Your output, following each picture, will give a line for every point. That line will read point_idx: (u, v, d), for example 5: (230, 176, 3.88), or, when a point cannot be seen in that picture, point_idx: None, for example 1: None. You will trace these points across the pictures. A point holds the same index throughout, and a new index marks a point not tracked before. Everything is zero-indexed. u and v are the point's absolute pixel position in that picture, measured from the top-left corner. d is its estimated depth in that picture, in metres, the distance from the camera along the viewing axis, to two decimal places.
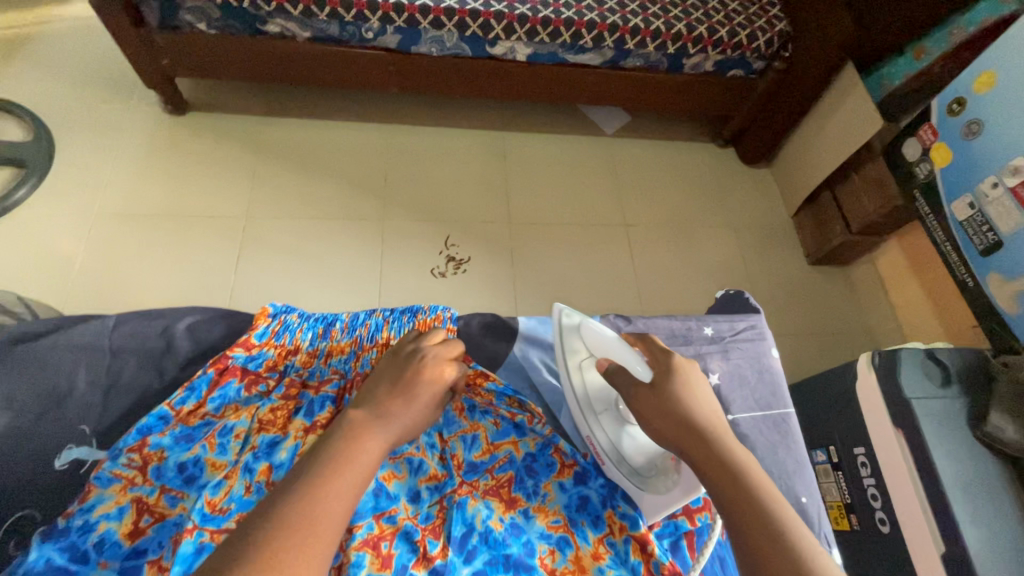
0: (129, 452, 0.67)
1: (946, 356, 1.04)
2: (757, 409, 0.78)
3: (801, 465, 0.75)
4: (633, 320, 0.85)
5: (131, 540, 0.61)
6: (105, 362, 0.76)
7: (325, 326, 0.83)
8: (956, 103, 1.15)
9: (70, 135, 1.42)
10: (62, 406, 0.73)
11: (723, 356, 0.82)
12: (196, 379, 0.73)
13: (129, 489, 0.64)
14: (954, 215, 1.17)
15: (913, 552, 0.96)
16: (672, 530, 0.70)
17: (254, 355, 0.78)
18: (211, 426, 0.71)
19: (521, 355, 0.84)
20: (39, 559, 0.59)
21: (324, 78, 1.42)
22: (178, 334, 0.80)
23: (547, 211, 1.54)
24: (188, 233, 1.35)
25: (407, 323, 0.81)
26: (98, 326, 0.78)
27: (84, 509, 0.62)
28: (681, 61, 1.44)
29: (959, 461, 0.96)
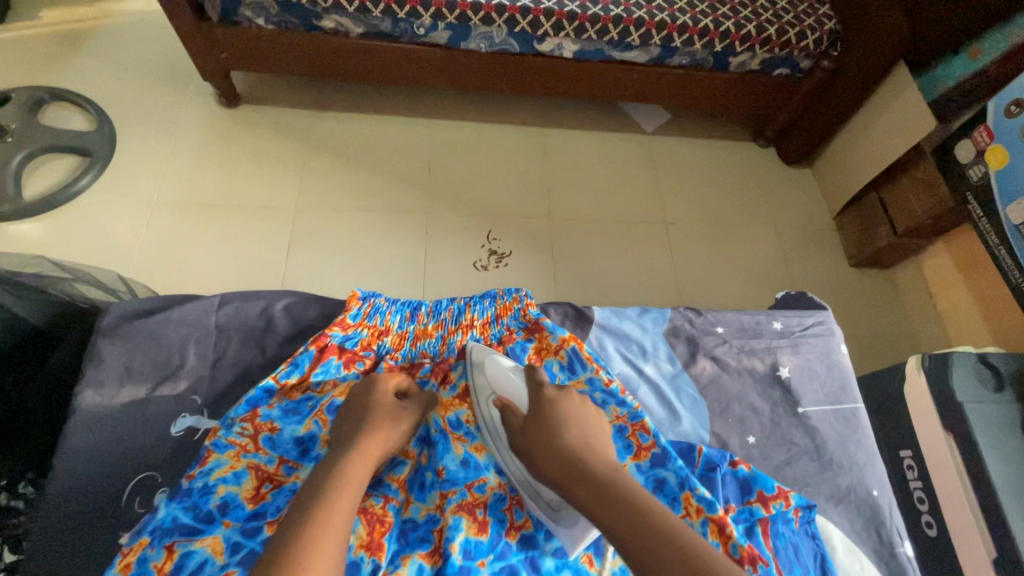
0: (241, 422, 0.70)
1: (999, 360, 1.03)
2: (827, 404, 0.79)
3: (871, 459, 0.76)
4: (704, 312, 0.85)
5: (252, 503, 0.65)
6: (211, 338, 0.80)
7: (411, 309, 0.85)
8: (1014, 104, 1.13)
9: (130, 126, 1.48)
10: (174, 377, 0.77)
11: (793, 350, 0.82)
12: (299, 355, 0.77)
13: (243, 456, 0.68)
14: (1009, 219, 1.16)
15: (962, 556, 0.96)
16: (747, 516, 0.68)
17: (350, 334, 0.80)
18: (315, 401, 0.74)
19: (597, 342, 0.82)
20: (168, 516, 0.62)
21: (374, 74, 1.45)
22: (277, 314, 0.84)
23: (587, 207, 1.55)
24: (241, 222, 1.40)
25: (489, 308, 0.83)
26: (204, 304, 0.81)
27: (203, 472, 0.66)
28: (727, 59, 1.43)
29: (1013, 466, 0.95)
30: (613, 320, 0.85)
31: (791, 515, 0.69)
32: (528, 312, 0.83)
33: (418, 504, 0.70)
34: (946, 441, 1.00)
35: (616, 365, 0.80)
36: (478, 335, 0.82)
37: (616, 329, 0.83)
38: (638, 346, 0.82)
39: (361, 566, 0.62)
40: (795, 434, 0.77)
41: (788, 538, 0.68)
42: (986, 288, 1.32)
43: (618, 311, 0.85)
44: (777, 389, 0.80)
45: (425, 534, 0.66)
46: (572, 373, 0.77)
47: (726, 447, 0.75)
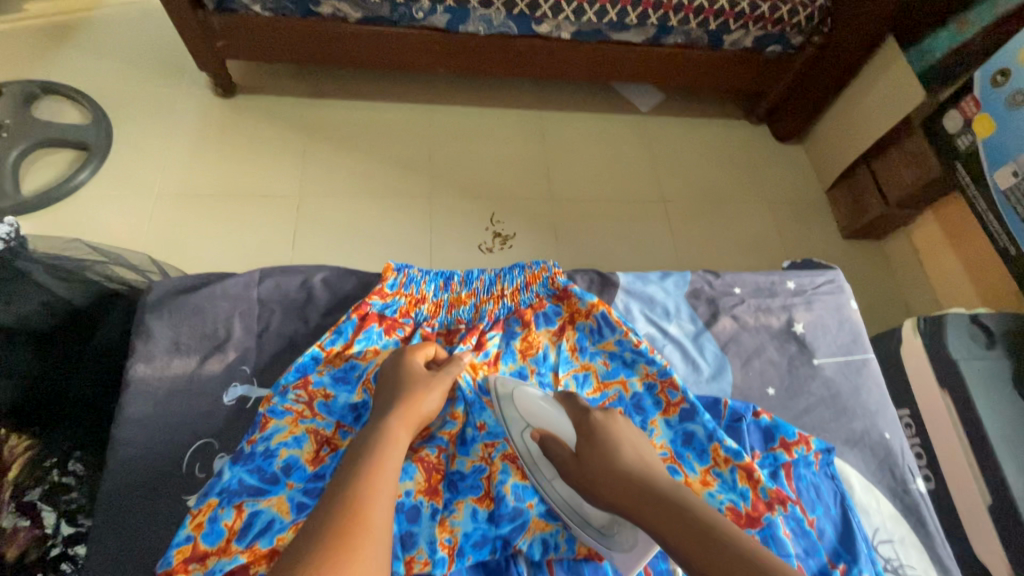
0: (295, 389, 0.72)
1: (990, 320, 1.08)
2: (841, 355, 0.83)
3: (882, 406, 0.80)
4: (722, 274, 0.88)
5: (313, 465, 0.67)
6: (254, 311, 0.81)
7: (444, 279, 0.84)
8: (1000, 74, 1.18)
9: (125, 118, 1.46)
10: (222, 349, 0.78)
11: (807, 307, 0.86)
12: (342, 324, 0.78)
13: (301, 422, 0.70)
14: (996, 185, 1.20)
15: (959, 505, 1.01)
16: (771, 461, 0.72)
17: (389, 303, 0.82)
18: (360, 369, 0.75)
19: (623, 306, 0.84)
20: (233, 478, 0.64)
21: (371, 61, 1.45)
22: (315, 287, 0.85)
23: (587, 188, 1.57)
24: (244, 213, 1.39)
25: (519, 276, 0.84)
26: (245, 278, 0.82)
27: (264, 437, 0.68)
28: (722, 37, 1.45)
29: (1006, 419, 1.00)
30: (638, 284, 0.87)
31: (812, 458, 0.73)
32: (556, 280, 0.84)
33: (463, 458, 0.73)
34: (943, 397, 1.05)
35: (640, 326, 0.83)
36: (510, 303, 0.83)
37: (642, 292, 0.85)
38: (663, 308, 0.85)
39: (421, 510, 0.66)
40: (811, 384, 0.81)
41: (809, 480, 0.72)
42: (974, 254, 1.37)
43: (642, 275, 0.87)
44: (793, 343, 0.83)
45: (473, 482, 0.70)
46: (601, 337, 0.80)
47: (747, 399, 0.79)
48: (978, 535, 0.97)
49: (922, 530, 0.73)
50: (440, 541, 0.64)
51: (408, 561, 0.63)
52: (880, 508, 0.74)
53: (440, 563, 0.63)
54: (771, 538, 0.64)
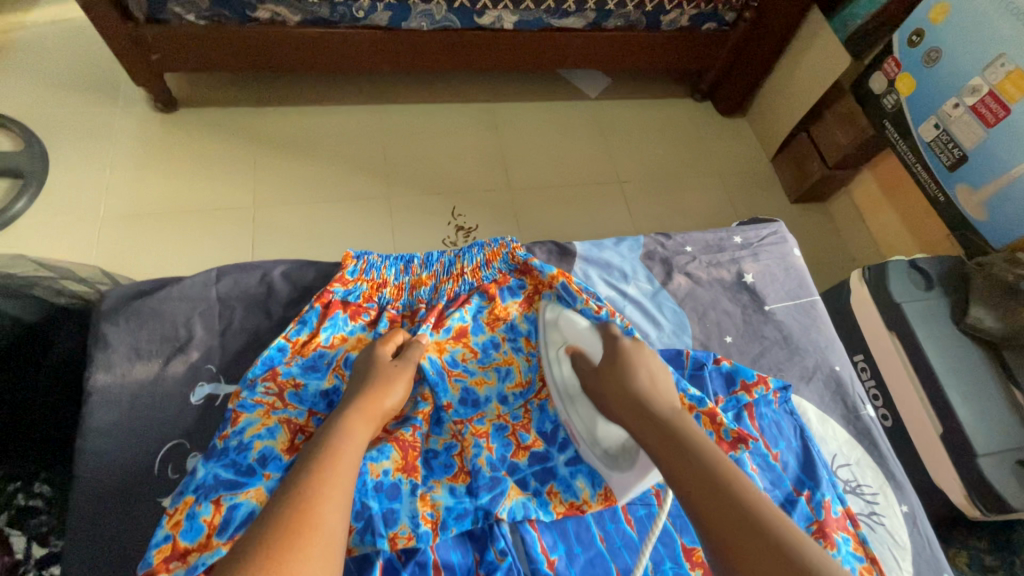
0: (264, 381, 0.71)
1: (927, 264, 1.16)
2: (789, 300, 0.87)
3: (830, 342, 0.85)
4: (672, 235, 0.92)
5: (289, 454, 0.66)
6: (215, 310, 0.80)
7: (405, 262, 0.85)
8: (915, 34, 1.25)
9: (60, 141, 1.40)
10: (184, 350, 0.77)
11: (754, 258, 0.90)
12: (306, 313, 0.78)
13: (273, 413, 0.69)
14: (921, 138, 1.29)
15: (916, 437, 1.08)
16: (735, 404, 0.75)
17: (351, 289, 0.82)
18: (328, 356, 0.76)
19: (582, 273, 0.87)
20: (208, 474, 0.64)
21: (315, 65, 1.44)
22: (276, 280, 0.84)
23: (544, 175, 1.60)
24: (199, 229, 1.36)
25: (478, 254, 0.85)
26: (203, 278, 0.81)
27: (237, 431, 0.67)
28: (659, 18, 1.50)
29: (948, 351, 1.08)
30: (594, 251, 0.90)
31: (771, 397, 0.77)
32: (515, 254, 0.86)
33: (437, 436, 0.75)
34: (891, 339, 1.12)
35: (601, 290, 0.85)
36: (471, 280, 0.85)
37: (598, 258, 0.88)
38: (620, 271, 0.87)
39: (400, 487, 0.67)
40: (765, 329, 0.85)
41: (770, 417, 0.76)
42: (908, 206, 1.46)
43: (598, 242, 0.90)
44: (745, 293, 0.87)
45: (447, 460, 0.72)
46: (563, 305, 0.81)
47: (706, 347, 0.83)
48: (933, 460, 1.05)
49: (874, 451, 0.78)
50: (423, 515, 0.65)
51: (391, 537, 0.63)
52: (836, 436, 0.79)
53: (424, 535, 0.64)
54: (739, 476, 0.69)
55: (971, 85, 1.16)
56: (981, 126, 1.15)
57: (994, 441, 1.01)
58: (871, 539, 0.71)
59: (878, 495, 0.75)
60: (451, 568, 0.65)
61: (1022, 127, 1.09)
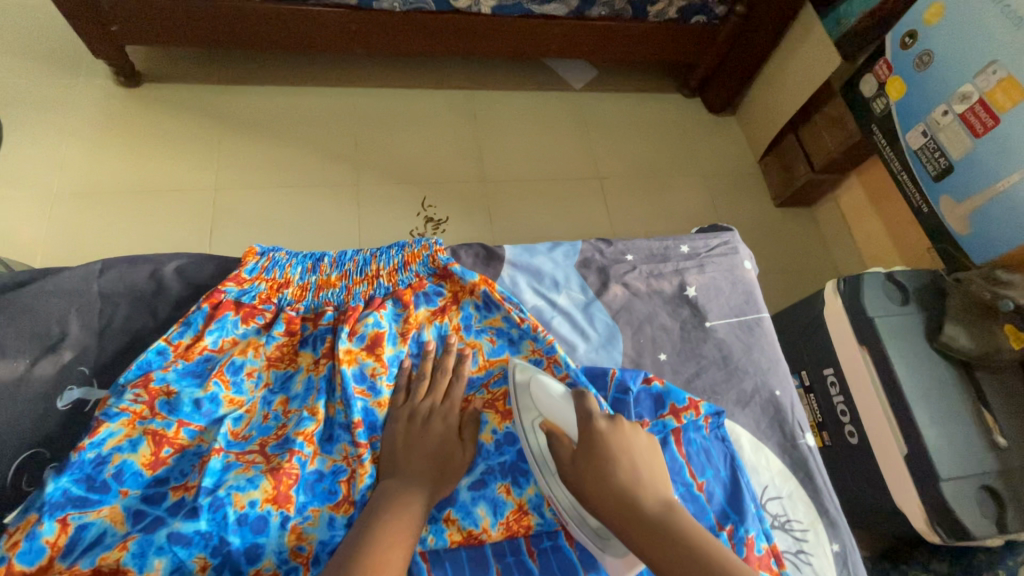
0: (133, 388, 0.67)
1: (904, 278, 1.11)
2: (733, 317, 0.83)
3: (774, 362, 0.81)
4: (613, 242, 0.87)
5: (152, 470, 0.63)
6: (96, 307, 0.76)
7: (314, 260, 0.80)
8: (908, 36, 1.19)
9: (15, 113, 1.34)
10: (56, 350, 0.72)
11: (699, 270, 0.86)
12: (191, 314, 0.74)
13: (139, 423, 0.65)
14: (908, 145, 1.23)
15: (880, 457, 1.05)
16: (661, 429, 0.72)
17: (246, 289, 0.77)
18: (214, 363, 0.72)
19: (510, 280, 0.82)
20: (56, 490, 0.60)
21: (284, 43, 1.38)
22: (167, 276, 0.79)
23: (520, 167, 1.54)
24: (157, 210, 1.31)
25: (396, 255, 0.80)
26: (84, 271, 0.77)
27: (95, 443, 0.63)
28: (645, 8, 1.44)
29: (918, 370, 1.04)
30: (525, 256, 0.85)
31: (701, 422, 0.73)
32: (437, 258, 0.80)
33: (326, 456, 0.68)
34: (861, 355, 1.07)
35: (527, 300, 0.81)
36: (387, 283, 0.79)
37: (528, 265, 0.83)
38: (551, 279, 0.83)
39: (268, 520, 0.61)
40: (703, 347, 0.81)
41: (699, 444, 0.72)
42: (893, 215, 1.40)
43: (530, 247, 0.85)
44: (686, 308, 0.83)
45: (331, 486, 0.65)
46: (487, 313, 0.79)
47: (638, 365, 0.78)
48: (895, 481, 1.02)
49: (809, 484, 0.74)
50: (292, 550, 0.61)
51: (254, 574, 0.60)
52: (770, 466, 0.75)
53: (291, 570, 0.61)
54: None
55: (961, 91, 1.11)
56: (968, 135, 1.10)
57: (958, 465, 0.97)
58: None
59: (807, 531, 0.72)
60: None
61: (1011, 139, 1.03)
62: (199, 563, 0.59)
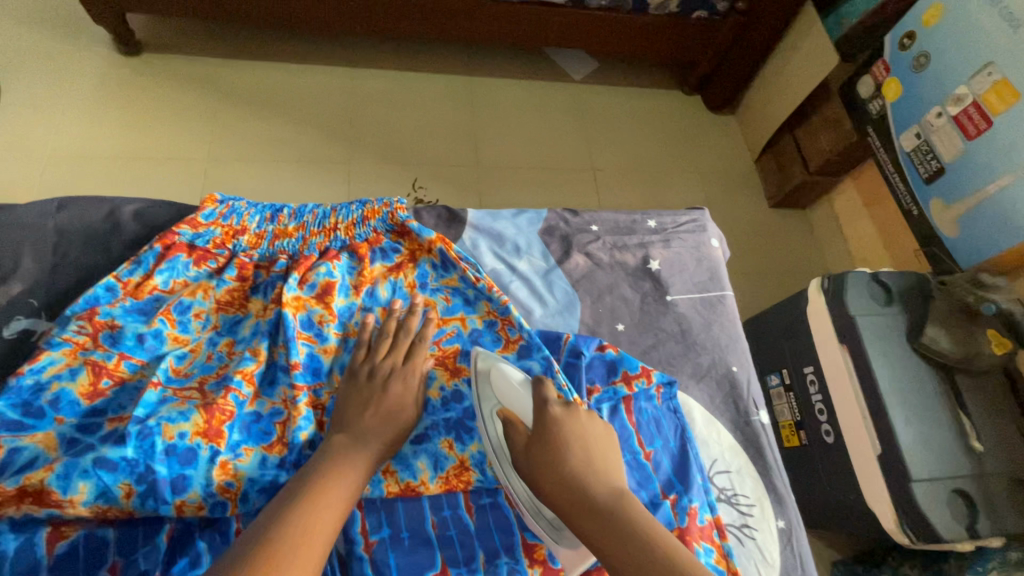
0: (78, 320, 0.68)
1: (890, 278, 1.10)
2: (695, 292, 0.83)
3: (732, 340, 0.81)
4: (581, 213, 0.88)
5: (89, 400, 0.64)
6: (50, 242, 0.76)
7: (273, 211, 0.81)
8: (906, 37, 1.18)
9: (15, 74, 1.36)
10: (6, 281, 0.73)
11: (665, 245, 0.86)
12: (142, 253, 0.74)
13: (80, 354, 0.66)
14: (902, 147, 1.22)
15: (853, 456, 1.04)
16: (612, 396, 0.72)
17: (200, 233, 0.77)
18: (162, 302, 0.72)
19: (471, 243, 0.83)
20: None
21: (284, 18, 1.38)
22: (123, 217, 0.80)
23: (514, 154, 1.54)
24: (148, 176, 1.32)
25: (356, 210, 0.81)
26: (42, 207, 0.78)
27: (34, 370, 0.64)
28: (646, 1, 1.42)
29: (898, 370, 1.02)
30: (488, 222, 0.86)
31: (654, 392, 0.73)
32: (396, 215, 0.81)
33: (265, 399, 0.67)
34: (841, 353, 1.06)
35: (487, 263, 0.82)
36: (344, 237, 0.80)
37: (490, 229, 0.84)
38: (512, 244, 0.83)
39: (197, 453, 0.61)
40: (663, 320, 0.80)
41: (650, 414, 0.72)
42: (886, 219, 1.39)
43: (494, 212, 0.86)
44: (648, 281, 0.83)
45: (267, 427, 0.65)
46: (444, 273, 0.79)
47: (596, 333, 0.78)
48: (868, 481, 1.01)
49: (759, 461, 0.74)
50: (219, 485, 0.60)
51: (178, 505, 0.59)
52: (720, 440, 0.75)
53: (218, 505, 0.60)
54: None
55: (956, 94, 1.09)
56: (961, 138, 1.09)
57: (930, 466, 0.96)
58: (737, 553, 0.68)
59: (753, 506, 0.71)
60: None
61: (1003, 141, 1.02)
62: (124, 489, 0.57)
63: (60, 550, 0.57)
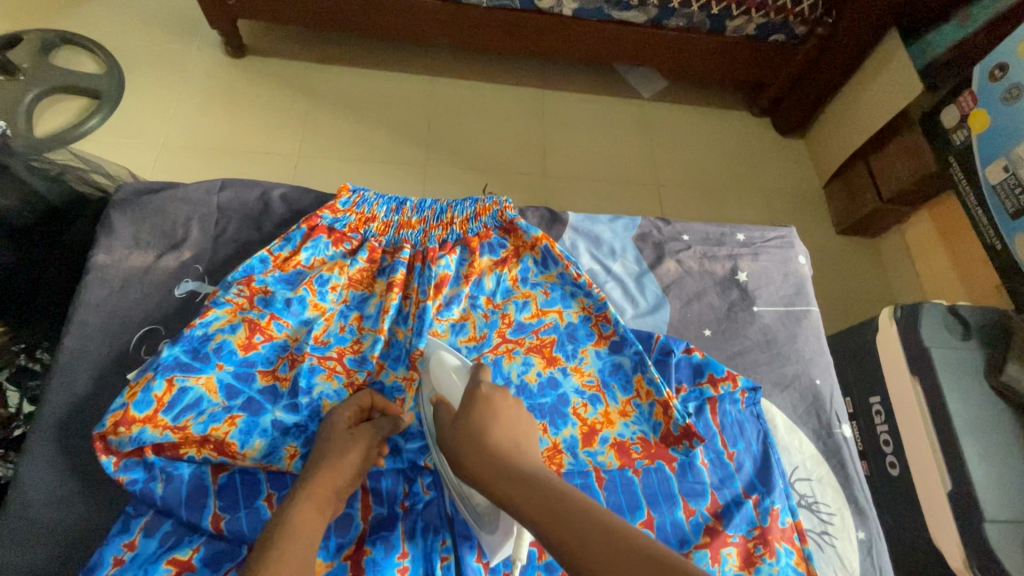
0: (238, 285, 0.76)
1: (968, 312, 1.07)
2: (781, 306, 0.86)
3: (816, 354, 0.84)
4: (672, 223, 0.92)
5: (244, 351, 0.72)
6: (213, 217, 0.86)
7: (397, 203, 0.88)
8: (997, 68, 1.15)
9: (138, 71, 1.51)
10: (178, 248, 0.83)
11: (753, 257, 0.90)
12: (291, 232, 0.82)
13: (240, 313, 0.74)
14: (987, 180, 1.18)
15: (920, 492, 1.01)
16: (698, 396, 0.76)
17: (339, 218, 0.85)
18: (305, 275, 0.80)
19: (570, 242, 0.89)
20: (169, 356, 0.69)
21: (376, 28, 1.49)
22: (273, 199, 0.89)
23: (582, 166, 1.59)
24: (246, 168, 1.43)
25: (470, 207, 0.87)
26: (207, 185, 0.88)
27: (203, 323, 0.72)
28: (723, 23, 1.45)
29: (974, 408, 0.99)
30: (586, 224, 0.92)
31: (738, 396, 0.77)
32: (505, 213, 0.87)
33: (390, 370, 0.76)
34: (912, 384, 1.04)
35: (584, 262, 0.87)
36: (458, 230, 0.86)
37: (588, 231, 0.90)
38: (609, 247, 0.89)
39: None
40: (748, 329, 0.84)
41: (733, 417, 0.76)
42: (963, 252, 1.35)
43: (593, 216, 0.92)
44: (735, 290, 0.87)
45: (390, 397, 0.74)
46: (544, 269, 0.84)
47: (682, 336, 0.83)
48: (935, 517, 0.98)
49: (840, 471, 0.77)
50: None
51: None
52: (802, 448, 0.78)
53: None
54: (686, 465, 0.72)
55: None
56: None
57: (1005, 509, 0.93)
58: (818, 557, 0.71)
59: (834, 515, 0.74)
60: (378, 493, 0.70)
61: None
62: (290, 451, 0.68)
63: (222, 480, 0.67)
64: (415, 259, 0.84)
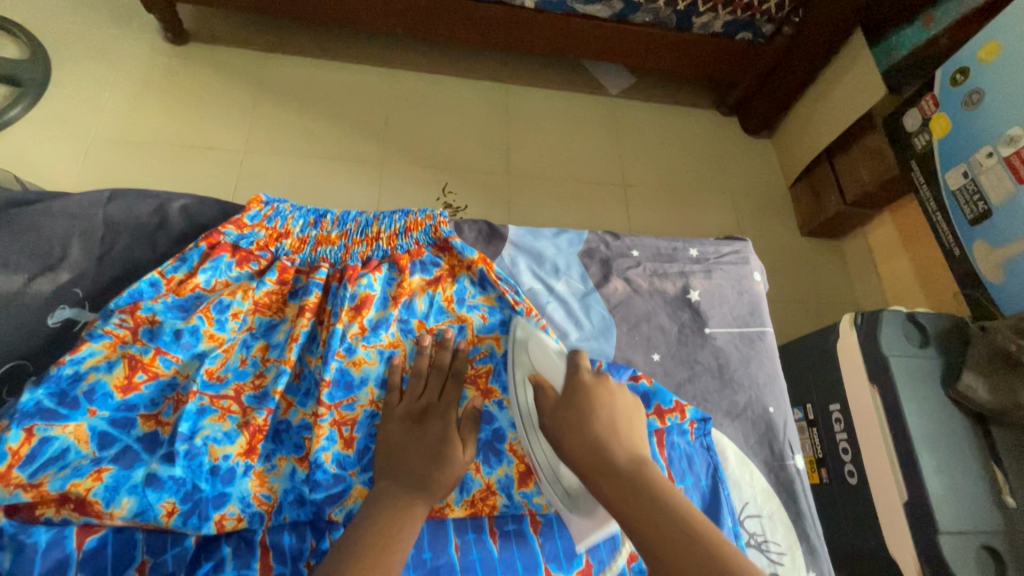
0: (120, 313, 0.71)
1: (927, 320, 1.06)
2: (734, 327, 0.84)
3: (770, 379, 0.81)
4: (621, 237, 0.89)
5: (122, 393, 0.66)
6: (99, 233, 0.80)
7: (316, 216, 0.84)
8: (959, 73, 1.14)
9: (66, 58, 1.39)
10: (55, 270, 0.77)
11: (706, 275, 0.87)
12: (188, 251, 0.78)
13: (119, 347, 0.69)
14: (947, 185, 1.17)
15: (878, 501, 1.00)
16: (645, 429, 0.74)
17: (245, 234, 0.80)
18: (202, 300, 0.75)
19: (509, 259, 0.85)
20: (30, 401, 0.63)
21: (328, 17, 1.40)
22: (172, 212, 0.84)
23: (546, 165, 1.53)
24: (186, 164, 1.33)
25: (399, 220, 0.83)
26: (94, 197, 0.82)
27: (73, 360, 0.67)
28: (690, 19, 1.41)
29: (930, 418, 0.99)
30: (528, 239, 0.88)
31: (687, 427, 0.75)
32: (439, 229, 0.84)
33: (298, 409, 0.71)
34: (870, 394, 1.03)
35: (525, 282, 0.83)
36: (386, 246, 0.83)
37: (529, 247, 0.86)
38: (551, 264, 0.85)
39: (236, 472, 0.65)
40: (700, 353, 0.81)
41: (682, 449, 0.74)
42: (924, 256, 1.36)
43: (533, 230, 0.88)
44: (686, 311, 0.84)
45: (297, 441, 0.69)
46: (482, 290, 0.82)
47: (630, 363, 0.79)
48: (891, 528, 0.97)
49: (791, 507, 0.75)
50: (256, 497, 0.65)
51: (218, 520, 0.63)
52: (754, 483, 0.76)
53: (254, 517, 0.64)
54: None
55: (1010, 134, 1.04)
56: (1011, 180, 1.04)
57: (960, 519, 0.92)
58: None
59: (784, 555, 0.72)
60: (280, 551, 0.64)
61: None
62: (167, 508, 0.61)
63: (88, 544, 0.60)
64: (333, 280, 0.80)
